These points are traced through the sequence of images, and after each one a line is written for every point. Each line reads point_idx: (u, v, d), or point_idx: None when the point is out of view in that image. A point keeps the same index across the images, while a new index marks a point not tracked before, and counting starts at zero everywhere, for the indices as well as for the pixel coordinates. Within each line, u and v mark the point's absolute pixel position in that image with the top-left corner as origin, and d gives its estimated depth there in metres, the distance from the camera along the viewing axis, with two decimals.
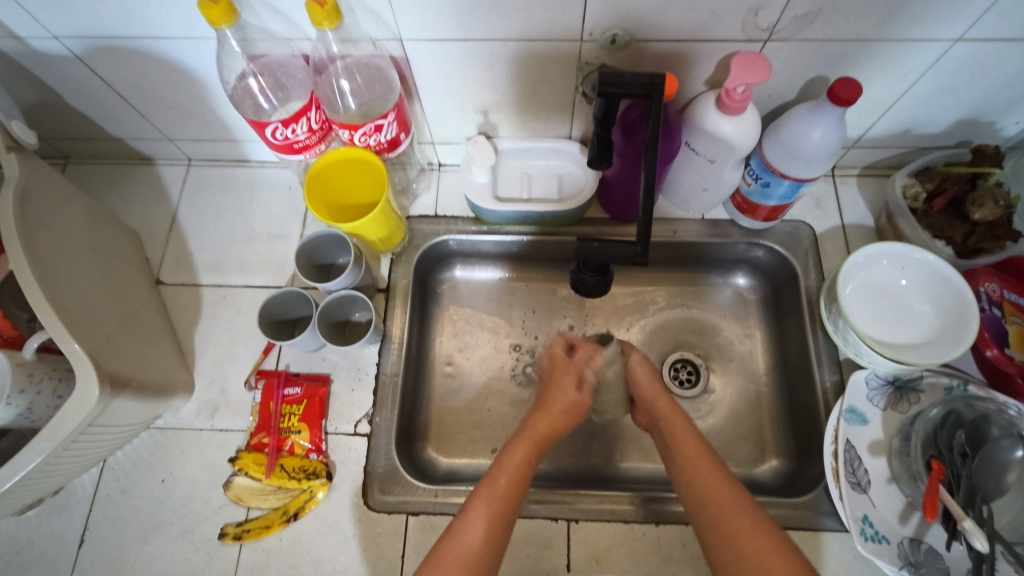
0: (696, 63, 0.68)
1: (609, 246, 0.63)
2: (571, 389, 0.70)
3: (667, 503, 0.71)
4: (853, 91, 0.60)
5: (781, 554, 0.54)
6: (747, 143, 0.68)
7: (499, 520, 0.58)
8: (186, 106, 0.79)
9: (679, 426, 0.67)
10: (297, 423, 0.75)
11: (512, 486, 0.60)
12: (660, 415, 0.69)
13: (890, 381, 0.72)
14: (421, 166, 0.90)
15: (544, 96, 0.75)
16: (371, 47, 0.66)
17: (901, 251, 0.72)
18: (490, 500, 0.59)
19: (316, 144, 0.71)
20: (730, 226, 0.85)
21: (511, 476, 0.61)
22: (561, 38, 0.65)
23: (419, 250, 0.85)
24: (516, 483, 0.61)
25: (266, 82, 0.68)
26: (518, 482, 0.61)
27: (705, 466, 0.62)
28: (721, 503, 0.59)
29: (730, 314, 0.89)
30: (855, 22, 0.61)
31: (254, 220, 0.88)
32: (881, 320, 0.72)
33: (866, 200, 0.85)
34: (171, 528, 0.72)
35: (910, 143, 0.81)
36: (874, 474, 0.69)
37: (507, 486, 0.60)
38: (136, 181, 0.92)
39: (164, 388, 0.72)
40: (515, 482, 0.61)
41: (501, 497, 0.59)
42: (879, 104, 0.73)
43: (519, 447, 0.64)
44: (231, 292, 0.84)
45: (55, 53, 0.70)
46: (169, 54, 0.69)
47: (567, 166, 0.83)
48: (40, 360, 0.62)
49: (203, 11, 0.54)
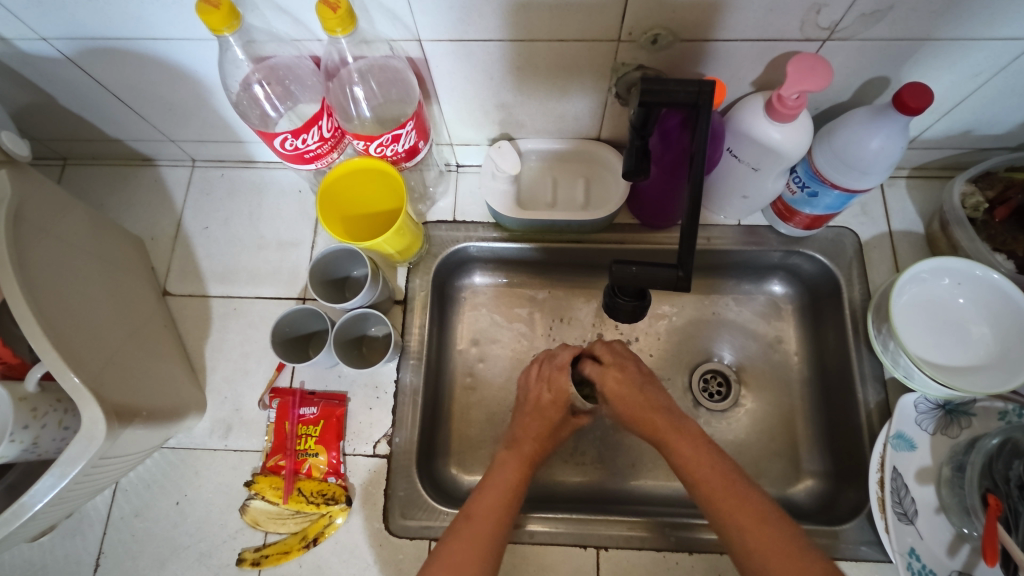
0: (744, 64, 0.62)
1: (649, 270, 0.57)
2: (553, 411, 0.70)
3: (684, 529, 0.69)
4: (923, 98, 0.54)
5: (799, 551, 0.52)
6: (797, 152, 0.62)
7: (487, 551, 0.58)
8: (186, 107, 0.73)
9: (680, 440, 0.61)
10: (315, 445, 0.72)
11: (493, 517, 0.60)
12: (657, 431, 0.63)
13: (940, 405, 0.68)
14: (438, 168, 0.84)
15: (574, 96, 0.69)
16: (387, 49, 0.60)
17: (961, 268, 0.67)
18: (472, 535, 0.59)
19: (329, 153, 0.66)
20: (768, 232, 0.80)
21: (492, 515, 0.61)
22: (597, 38, 0.59)
23: (437, 258, 0.80)
24: (499, 518, 0.61)
25: (272, 89, 0.63)
26: (501, 517, 0.61)
27: (715, 474, 0.58)
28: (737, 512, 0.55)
29: (763, 322, 0.84)
30: (929, 19, 0.55)
31: (263, 225, 0.84)
32: (934, 342, 0.67)
33: (915, 204, 0.80)
34: (187, 553, 0.70)
35: (968, 144, 0.75)
36: (921, 503, 0.66)
37: (487, 519, 0.60)
38: (138, 183, 0.87)
39: (175, 412, 0.69)
40: (498, 516, 0.61)
41: (485, 530, 0.59)
42: (942, 105, 0.67)
43: (500, 480, 0.64)
44: (242, 304, 0.80)
45: (44, 55, 0.64)
46: (166, 55, 0.63)
47: (594, 170, 0.79)
48: (43, 392, 0.59)
49: (203, 16, 0.49)
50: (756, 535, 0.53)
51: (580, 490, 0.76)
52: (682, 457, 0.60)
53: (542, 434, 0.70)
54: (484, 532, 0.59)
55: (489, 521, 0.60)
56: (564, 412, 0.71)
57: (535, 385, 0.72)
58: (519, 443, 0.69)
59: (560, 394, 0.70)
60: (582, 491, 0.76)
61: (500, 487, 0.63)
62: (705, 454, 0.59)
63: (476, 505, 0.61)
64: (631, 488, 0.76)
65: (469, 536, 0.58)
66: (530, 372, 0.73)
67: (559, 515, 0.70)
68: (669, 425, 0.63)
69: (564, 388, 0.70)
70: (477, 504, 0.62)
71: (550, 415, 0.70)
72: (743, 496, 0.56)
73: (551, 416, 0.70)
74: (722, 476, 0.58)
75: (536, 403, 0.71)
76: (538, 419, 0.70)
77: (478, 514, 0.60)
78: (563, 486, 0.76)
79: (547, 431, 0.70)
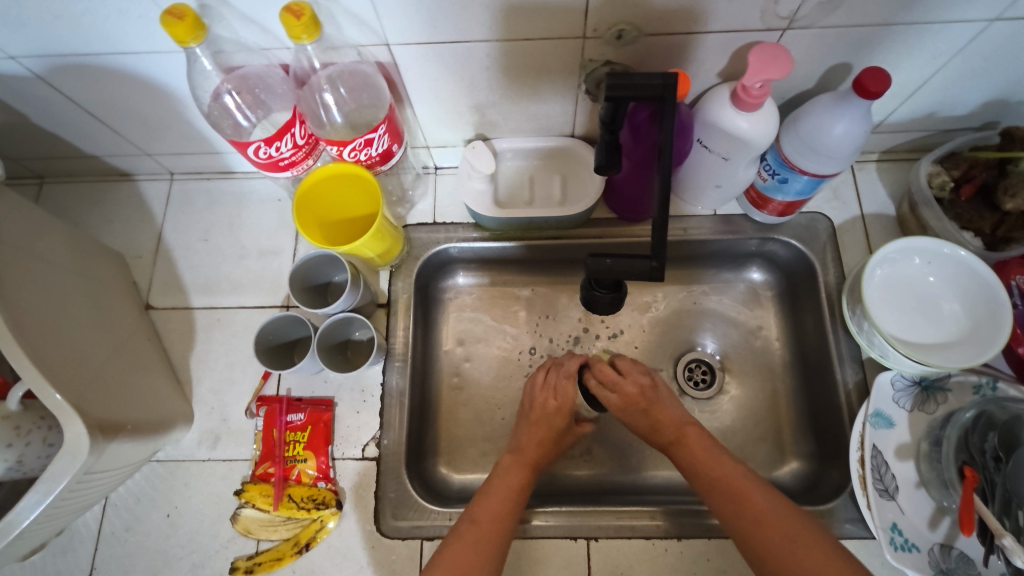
0: (709, 56, 0.63)
1: (624, 261, 0.58)
2: (559, 420, 0.71)
3: (691, 516, 0.69)
4: (883, 82, 0.55)
5: (806, 540, 0.54)
6: (764, 140, 0.64)
7: (491, 555, 0.58)
8: (161, 121, 0.73)
9: (691, 442, 0.65)
10: (303, 451, 0.72)
11: (495, 521, 0.61)
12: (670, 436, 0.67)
13: (916, 382, 0.70)
14: (416, 171, 0.85)
15: (545, 94, 0.70)
16: (355, 54, 0.61)
17: (930, 247, 0.69)
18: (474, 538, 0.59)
19: (304, 160, 0.66)
20: (743, 221, 0.81)
21: (495, 522, 0.61)
22: (564, 36, 0.60)
23: (419, 260, 0.81)
24: (502, 522, 0.61)
25: (243, 99, 0.63)
26: (503, 521, 0.61)
27: (724, 469, 0.61)
28: (747, 505, 0.58)
29: (744, 309, 0.85)
30: (884, 6, 0.56)
31: (244, 236, 0.84)
32: (907, 321, 0.69)
33: (885, 187, 0.81)
34: (180, 564, 0.70)
35: (933, 126, 0.76)
36: (902, 479, 0.67)
37: (491, 524, 0.61)
38: (117, 199, 0.87)
39: (161, 424, 0.69)
40: (502, 522, 0.61)
41: (489, 533, 0.60)
42: (905, 88, 0.69)
43: (504, 486, 0.65)
44: (226, 314, 0.80)
45: (14, 74, 0.64)
46: (136, 69, 0.63)
47: (570, 167, 0.80)
48: (25, 410, 0.59)
49: (168, 29, 0.49)
50: (769, 528, 0.55)
51: (571, 484, 0.77)
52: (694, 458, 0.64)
53: (542, 440, 0.70)
54: (485, 537, 0.60)
55: (493, 526, 0.61)
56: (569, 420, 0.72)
57: (541, 392, 0.73)
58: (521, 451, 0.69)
59: (566, 402, 0.72)
60: (576, 485, 0.77)
61: (502, 494, 0.64)
62: (715, 453, 0.63)
63: (481, 509, 0.62)
64: (640, 479, 0.77)
65: (472, 539, 0.59)
66: (535, 379, 0.74)
67: (550, 510, 0.70)
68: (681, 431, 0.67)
69: (570, 397, 0.72)
70: (482, 508, 0.62)
71: (555, 424, 0.71)
72: (751, 489, 0.59)
73: (548, 425, 0.71)
74: (731, 470, 0.61)
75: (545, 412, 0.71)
76: (541, 425, 0.71)
77: (482, 519, 0.61)
78: (564, 479, 0.77)
79: (547, 440, 0.70)
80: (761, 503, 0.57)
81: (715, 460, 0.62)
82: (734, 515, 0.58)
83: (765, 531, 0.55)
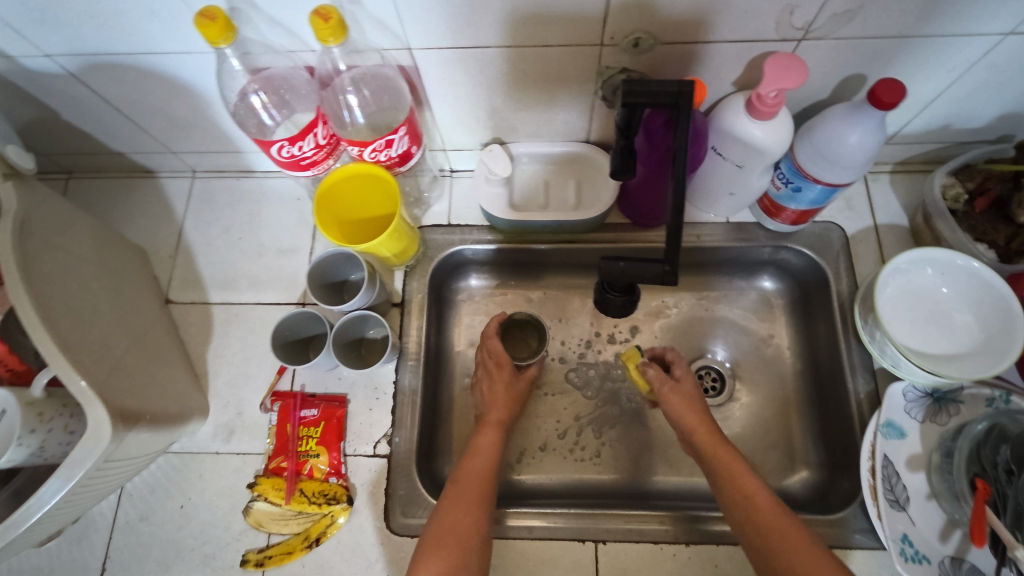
0: (725, 65, 0.64)
1: (637, 265, 0.58)
2: (502, 374, 0.75)
3: (709, 521, 0.70)
4: (897, 93, 0.56)
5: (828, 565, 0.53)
6: (779, 148, 0.64)
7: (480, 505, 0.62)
8: (186, 120, 0.75)
9: (720, 452, 0.64)
10: (316, 447, 0.73)
11: (479, 479, 0.64)
12: (700, 445, 0.66)
13: (928, 393, 0.70)
14: (432, 173, 0.87)
15: (562, 100, 0.71)
16: (378, 57, 0.62)
17: (943, 257, 0.69)
18: (457, 518, 0.60)
19: (324, 160, 0.68)
20: (756, 229, 0.82)
21: (472, 506, 0.61)
22: (582, 43, 0.61)
23: (434, 261, 0.82)
24: (484, 476, 0.65)
25: (269, 98, 0.65)
26: (487, 474, 0.65)
27: (750, 485, 0.61)
28: (771, 525, 0.57)
29: (755, 317, 0.86)
30: (899, 18, 0.57)
31: (263, 234, 0.85)
32: (919, 331, 0.69)
33: (899, 198, 0.81)
34: (193, 555, 0.71)
35: (947, 138, 0.77)
36: (913, 490, 0.67)
37: (474, 481, 0.64)
38: (140, 195, 0.89)
39: (178, 416, 0.71)
40: (483, 476, 0.65)
41: (473, 489, 0.63)
42: (919, 100, 0.69)
43: (481, 447, 0.69)
44: (243, 310, 0.82)
45: (48, 71, 0.67)
46: (166, 69, 0.65)
47: (585, 172, 0.81)
48: (49, 397, 0.60)
49: (200, 29, 0.51)
50: (794, 549, 0.54)
51: (578, 486, 0.77)
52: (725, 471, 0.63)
53: (502, 394, 0.74)
54: (467, 521, 0.60)
55: (478, 479, 0.64)
56: (511, 367, 0.76)
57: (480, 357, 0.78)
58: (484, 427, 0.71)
59: (500, 355, 0.76)
60: (586, 488, 0.77)
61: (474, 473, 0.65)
62: (743, 469, 0.62)
63: (463, 471, 0.65)
64: (649, 485, 0.77)
65: (458, 499, 0.62)
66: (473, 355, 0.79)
67: (557, 511, 0.71)
68: (714, 441, 0.66)
69: (498, 351, 0.77)
70: (464, 470, 0.65)
71: (502, 376, 0.75)
72: (777, 514, 0.58)
73: (500, 387, 0.74)
74: (757, 488, 0.60)
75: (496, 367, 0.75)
76: (495, 383, 0.75)
77: (465, 477, 0.64)
78: (578, 479, 0.78)
79: (508, 393, 0.74)
80: (785, 526, 0.56)
81: (742, 472, 0.62)
82: (758, 537, 0.57)
83: (787, 551, 0.55)
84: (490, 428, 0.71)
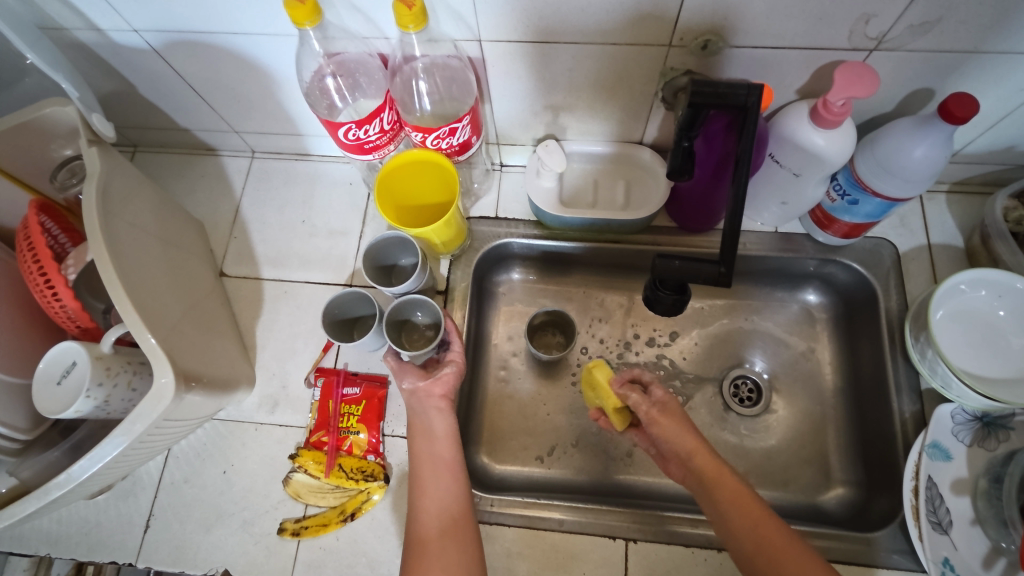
0: (791, 72, 0.64)
1: (692, 264, 0.59)
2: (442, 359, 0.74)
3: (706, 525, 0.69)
4: (969, 108, 0.56)
5: None
6: (840, 158, 0.64)
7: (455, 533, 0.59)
8: (255, 101, 0.78)
9: (722, 479, 0.59)
10: (356, 424, 0.75)
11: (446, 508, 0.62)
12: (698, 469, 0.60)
13: (978, 417, 0.69)
14: (484, 167, 0.88)
15: (621, 99, 0.71)
16: (450, 48, 0.64)
17: (1001, 280, 0.68)
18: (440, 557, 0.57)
19: (386, 145, 0.70)
20: (804, 240, 0.81)
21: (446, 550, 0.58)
22: (649, 43, 0.62)
23: (479, 252, 0.83)
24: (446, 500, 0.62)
25: (343, 82, 0.68)
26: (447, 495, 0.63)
27: (759, 515, 0.55)
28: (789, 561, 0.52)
29: (795, 331, 0.85)
30: (976, 32, 0.56)
31: (316, 215, 0.88)
32: (971, 354, 0.68)
33: (955, 219, 0.80)
34: (232, 520, 0.73)
35: (1011, 161, 0.75)
36: (956, 515, 0.65)
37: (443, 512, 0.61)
38: (200, 171, 0.93)
39: (228, 383, 0.73)
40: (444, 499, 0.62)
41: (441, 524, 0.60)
42: (986, 119, 0.68)
43: (435, 461, 0.65)
44: (293, 287, 0.84)
45: (134, 46, 0.70)
46: (243, 49, 0.68)
47: (635, 173, 0.81)
48: (116, 354, 0.63)
49: (290, 10, 0.53)
50: None
51: (606, 484, 0.77)
52: (727, 498, 0.57)
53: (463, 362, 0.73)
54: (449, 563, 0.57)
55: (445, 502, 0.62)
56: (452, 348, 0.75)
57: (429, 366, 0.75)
58: (419, 404, 0.70)
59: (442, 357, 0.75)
60: (614, 488, 0.77)
61: (434, 457, 0.65)
62: (748, 496, 0.57)
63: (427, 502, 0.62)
64: (653, 486, 0.77)
65: (436, 537, 0.59)
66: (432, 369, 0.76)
67: (586, 506, 0.71)
68: (712, 465, 0.60)
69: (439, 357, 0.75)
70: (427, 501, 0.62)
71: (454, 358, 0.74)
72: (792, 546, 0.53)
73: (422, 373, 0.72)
74: (766, 517, 0.55)
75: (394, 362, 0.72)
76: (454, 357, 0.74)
77: (432, 511, 0.61)
78: (607, 479, 0.78)
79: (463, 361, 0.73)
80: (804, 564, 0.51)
81: (748, 500, 0.57)
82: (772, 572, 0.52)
83: None
84: (439, 403, 0.70)
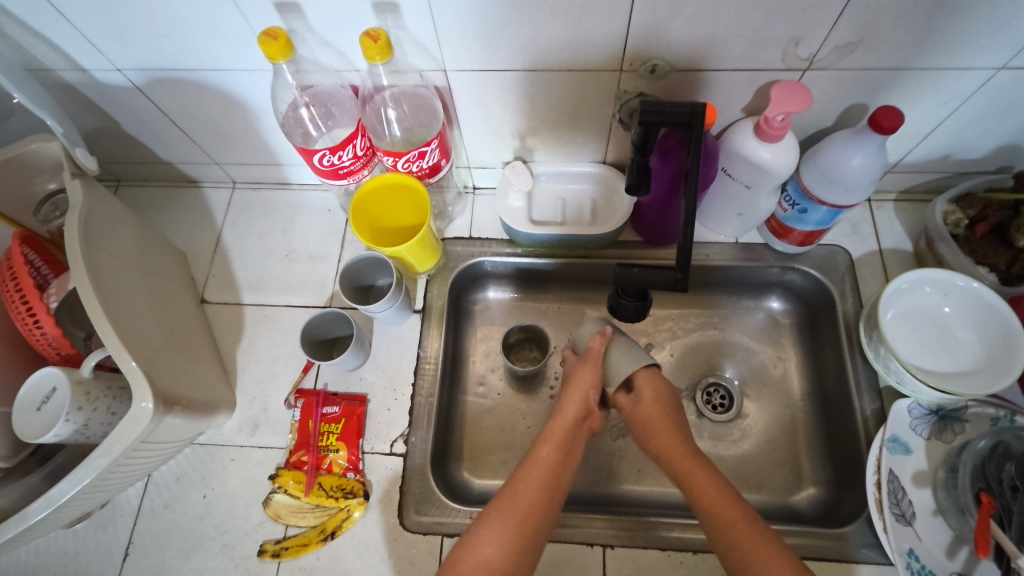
0: (734, 91, 0.69)
1: (651, 272, 0.63)
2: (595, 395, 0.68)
3: (679, 528, 0.71)
4: (896, 119, 0.60)
5: None
6: (785, 170, 0.69)
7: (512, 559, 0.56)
8: (235, 134, 0.82)
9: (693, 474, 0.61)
10: (336, 442, 0.76)
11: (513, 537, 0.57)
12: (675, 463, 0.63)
13: (933, 411, 0.72)
14: (457, 189, 0.92)
15: (582, 122, 0.76)
16: (417, 78, 0.68)
17: (944, 279, 0.72)
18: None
19: (361, 170, 0.73)
20: (764, 249, 0.85)
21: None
22: (601, 68, 0.66)
23: (454, 271, 0.86)
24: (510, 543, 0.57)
25: (316, 111, 0.72)
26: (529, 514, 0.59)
27: (732, 514, 0.58)
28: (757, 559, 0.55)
29: (762, 338, 0.88)
30: (897, 52, 0.62)
31: (295, 240, 0.91)
32: (922, 350, 0.71)
33: (903, 225, 0.85)
34: (212, 544, 0.73)
35: (948, 168, 0.81)
36: (919, 506, 0.68)
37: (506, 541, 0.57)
38: (182, 203, 0.95)
39: (208, 406, 0.74)
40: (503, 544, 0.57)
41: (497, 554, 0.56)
42: (919, 130, 0.73)
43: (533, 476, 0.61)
44: (273, 311, 0.86)
45: (117, 84, 0.73)
46: (222, 84, 0.72)
47: (601, 190, 0.86)
48: (96, 378, 0.65)
49: (263, 46, 0.57)
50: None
51: (585, 494, 0.79)
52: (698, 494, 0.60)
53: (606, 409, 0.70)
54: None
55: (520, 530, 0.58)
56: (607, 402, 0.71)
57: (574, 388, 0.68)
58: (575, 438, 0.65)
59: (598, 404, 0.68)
60: (595, 498, 0.78)
61: (542, 498, 0.60)
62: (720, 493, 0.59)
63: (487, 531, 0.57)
64: (629, 493, 0.79)
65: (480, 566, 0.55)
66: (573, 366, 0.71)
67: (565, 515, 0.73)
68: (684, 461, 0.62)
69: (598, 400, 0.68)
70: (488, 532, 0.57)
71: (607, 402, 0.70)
72: (755, 535, 0.56)
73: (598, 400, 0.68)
74: (738, 519, 0.57)
75: (597, 359, 0.67)
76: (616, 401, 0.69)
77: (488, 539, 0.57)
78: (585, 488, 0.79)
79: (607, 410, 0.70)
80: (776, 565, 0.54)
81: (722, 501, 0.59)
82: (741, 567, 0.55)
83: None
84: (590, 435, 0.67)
